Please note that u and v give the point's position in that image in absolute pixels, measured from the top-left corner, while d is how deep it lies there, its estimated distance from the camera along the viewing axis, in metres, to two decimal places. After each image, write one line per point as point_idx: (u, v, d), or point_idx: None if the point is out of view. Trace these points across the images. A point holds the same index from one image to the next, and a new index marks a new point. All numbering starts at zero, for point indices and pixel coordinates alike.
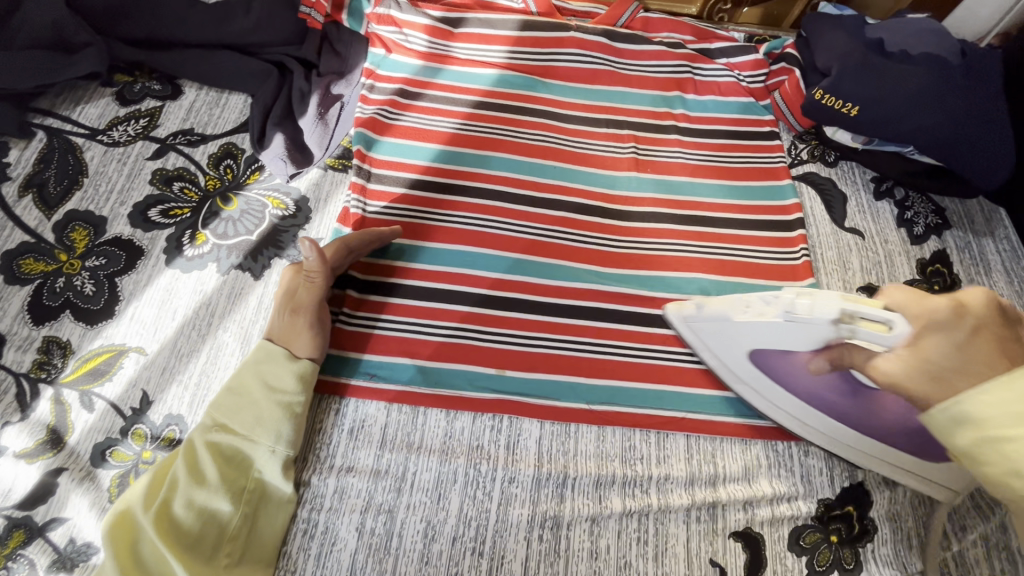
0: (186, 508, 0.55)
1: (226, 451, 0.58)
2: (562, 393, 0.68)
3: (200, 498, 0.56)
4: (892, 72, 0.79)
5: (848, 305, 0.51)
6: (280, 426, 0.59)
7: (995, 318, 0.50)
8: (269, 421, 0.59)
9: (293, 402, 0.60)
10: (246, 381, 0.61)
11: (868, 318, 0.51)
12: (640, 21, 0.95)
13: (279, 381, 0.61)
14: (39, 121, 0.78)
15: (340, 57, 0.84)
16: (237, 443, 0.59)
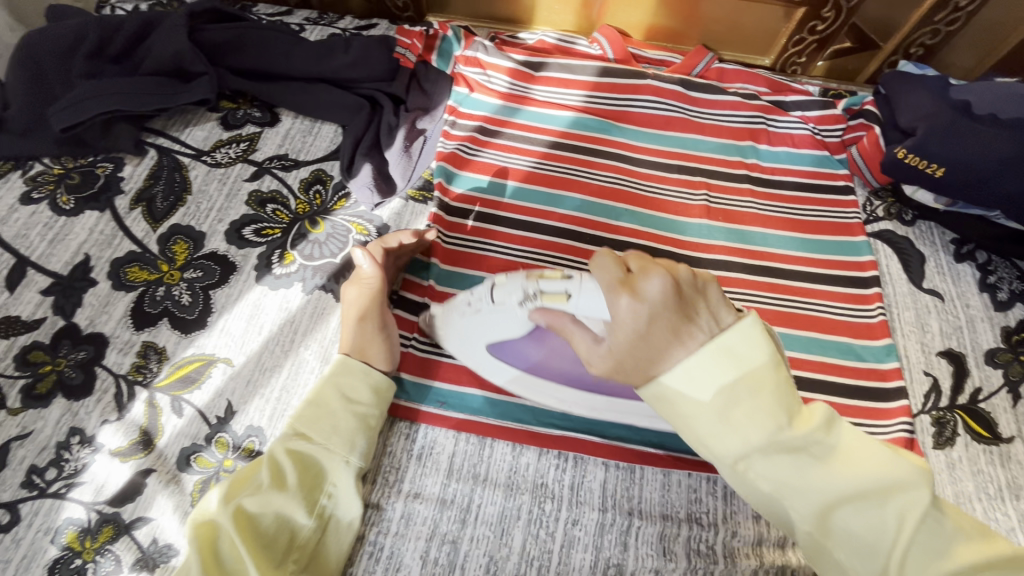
0: (264, 510, 0.55)
1: (305, 458, 0.59)
2: (628, 435, 0.67)
3: (280, 502, 0.56)
4: (981, 135, 0.78)
5: (530, 285, 0.51)
6: (358, 440, 0.61)
7: (670, 303, 0.45)
8: (348, 433, 0.61)
9: (368, 414, 0.62)
10: (324, 393, 0.63)
11: (548, 292, 0.50)
12: (715, 72, 0.98)
13: (355, 392, 0.63)
14: (151, 140, 0.84)
15: (426, 95, 0.89)
16: (317, 453, 0.60)
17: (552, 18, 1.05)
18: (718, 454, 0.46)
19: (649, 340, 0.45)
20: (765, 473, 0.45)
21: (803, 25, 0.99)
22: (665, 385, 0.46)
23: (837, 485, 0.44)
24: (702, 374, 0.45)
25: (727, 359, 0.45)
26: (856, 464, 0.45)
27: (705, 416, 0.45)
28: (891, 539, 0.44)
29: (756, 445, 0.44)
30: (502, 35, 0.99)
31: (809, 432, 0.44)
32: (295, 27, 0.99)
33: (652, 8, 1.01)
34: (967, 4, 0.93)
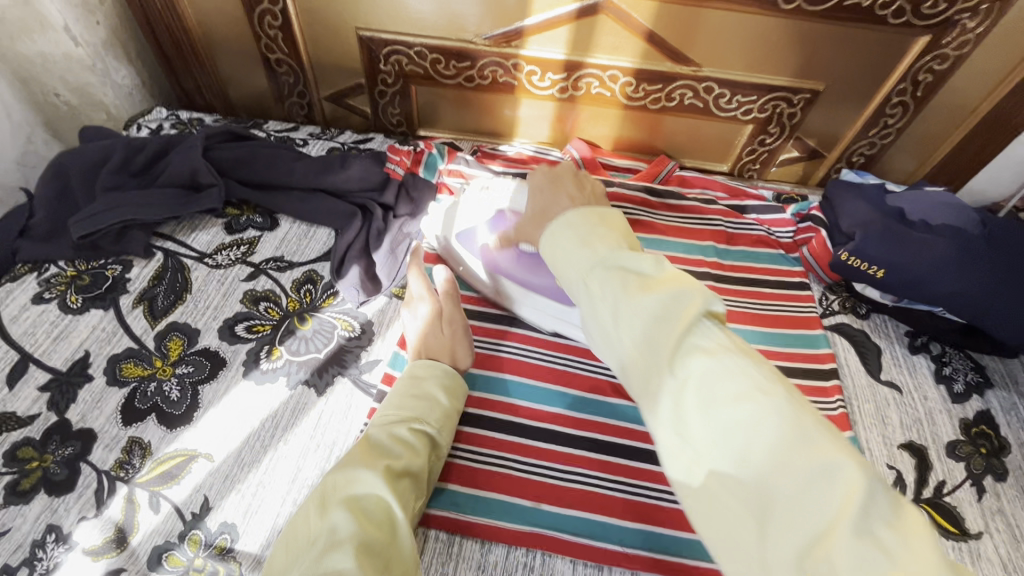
0: (400, 476, 0.59)
1: (394, 468, 0.59)
2: (596, 531, 0.69)
3: (377, 503, 0.54)
4: (915, 240, 0.85)
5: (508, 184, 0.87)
6: (439, 442, 0.67)
7: (568, 179, 0.66)
8: (422, 444, 0.64)
9: (456, 402, 0.71)
10: (426, 388, 0.69)
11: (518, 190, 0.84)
12: (676, 179, 1.09)
13: (452, 387, 0.71)
14: (159, 244, 0.92)
15: (413, 202, 0.97)
16: (402, 460, 0.61)
17: (530, 131, 1.17)
18: (576, 275, 0.52)
19: (547, 195, 0.65)
20: (601, 288, 0.49)
21: (753, 138, 1.12)
22: (555, 230, 0.57)
23: (644, 293, 0.46)
24: (580, 233, 0.55)
25: (596, 219, 0.56)
26: (670, 285, 0.46)
27: (574, 254, 0.53)
28: (673, 333, 0.44)
29: (599, 261, 0.51)
30: (483, 149, 1.11)
31: (631, 258, 0.50)
32: (300, 142, 1.11)
33: (618, 124, 1.14)
34: (895, 122, 1.06)
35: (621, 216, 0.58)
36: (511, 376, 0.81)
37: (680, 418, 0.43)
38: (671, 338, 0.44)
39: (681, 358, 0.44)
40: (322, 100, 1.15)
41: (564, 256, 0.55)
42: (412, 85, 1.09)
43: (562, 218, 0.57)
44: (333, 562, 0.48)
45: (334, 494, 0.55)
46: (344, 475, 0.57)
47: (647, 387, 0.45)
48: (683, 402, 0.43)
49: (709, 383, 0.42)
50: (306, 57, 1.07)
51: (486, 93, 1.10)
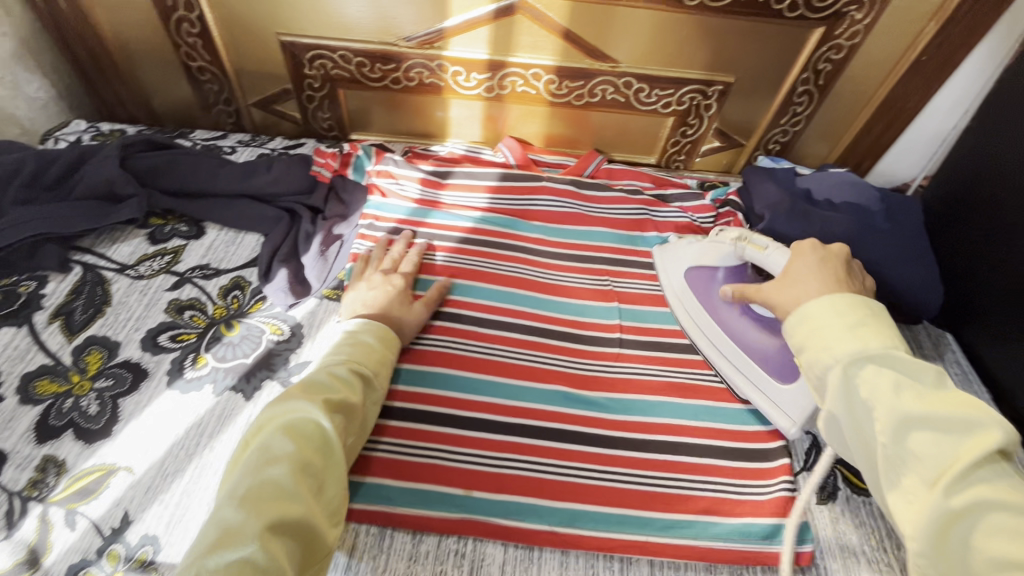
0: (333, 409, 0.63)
1: (332, 401, 0.64)
2: (526, 513, 0.70)
3: (311, 429, 0.59)
4: (818, 217, 0.91)
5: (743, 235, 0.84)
6: (375, 381, 0.72)
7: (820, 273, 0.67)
8: (358, 382, 0.69)
9: (389, 346, 0.76)
10: (363, 338, 0.74)
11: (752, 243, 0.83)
12: (604, 171, 1.13)
13: (386, 336, 0.76)
14: (77, 257, 0.89)
15: (343, 204, 0.98)
16: (339, 394, 0.65)
17: (462, 131, 1.19)
18: (831, 355, 0.53)
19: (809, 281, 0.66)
20: (867, 389, 0.50)
21: (676, 130, 1.17)
22: (807, 310, 0.57)
23: (925, 408, 0.47)
24: (833, 313, 0.55)
25: (853, 310, 0.55)
26: (960, 407, 0.47)
27: (830, 334, 0.54)
28: (952, 456, 0.45)
29: (868, 353, 0.51)
30: (415, 149, 1.12)
31: (917, 366, 0.50)
32: (227, 149, 1.10)
33: (547, 121, 1.17)
34: (803, 109, 1.12)
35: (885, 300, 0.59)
36: (443, 369, 0.82)
37: (942, 543, 0.44)
38: (951, 461, 0.45)
39: (960, 486, 0.44)
40: (250, 108, 1.15)
41: (824, 330, 0.55)
42: (339, 89, 1.10)
43: (819, 297, 0.57)
44: (269, 475, 0.54)
45: (272, 422, 0.60)
46: (281, 407, 0.62)
47: (903, 501, 0.47)
48: (948, 530, 0.44)
49: (989, 520, 0.42)
50: (228, 64, 1.06)
51: (415, 95, 1.11)
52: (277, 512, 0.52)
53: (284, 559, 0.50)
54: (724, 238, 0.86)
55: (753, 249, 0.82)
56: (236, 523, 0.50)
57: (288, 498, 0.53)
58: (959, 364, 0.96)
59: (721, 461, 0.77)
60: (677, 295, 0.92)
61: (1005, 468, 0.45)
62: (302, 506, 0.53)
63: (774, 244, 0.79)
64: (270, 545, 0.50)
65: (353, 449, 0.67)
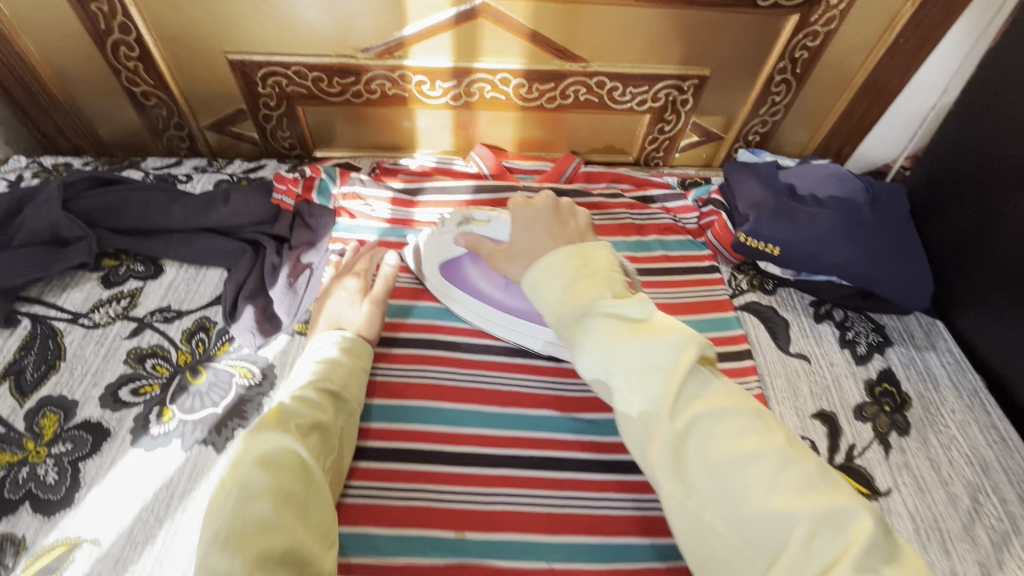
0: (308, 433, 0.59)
1: (303, 425, 0.59)
2: (524, 553, 0.67)
3: (289, 456, 0.54)
4: (803, 216, 0.89)
5: (465, 214, 0.80)
6: (345, 398, 0.68)
7: (548, 214, 0.67)
8: (326, 400, 0.65)
9: (362, 360, 0.73)
10: (335, 351, 0.71)
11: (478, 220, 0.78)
12: (582, 175, 1.09)
13: (359, 347, 0.74)
14: (26, 309, 0.83)
15: (311, 230, 0.93)
16: (309, 417, 0.61)
17: (432, 141, 1.14)
18: (566, 321, 0.54)
19: (531, 235, 0.65)
20: (596, 352, 0.52)
21: (653, 127, 1.13)
22: (533, 279, 0.58)
23: (634, 343, 0.50)
24: (558, 268, 0.57)
25: (580, 262, 0.57)
26: (660, 333, 0.51)
27: (562, 296, 0.55)
28: (671, 383, 0.48)
29: (582, 310, 0.53)
30: (383, 165, 1.06)
31: (622, 306, 0.52)
32: (183, 177, 1.03)
33: (519, 125, 1.12)
34: (781, 99, 1.09)
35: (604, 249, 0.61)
36: (427, 403, 0.78)
37: (679, 463, 0.47)
38: (672, 386, 0.48)
39: (683, 406, 0.48)
40: (205, 131, 1.08)
41: (552, 301, 0.56)
42: (298, 106, 1.04)
43: (545, 258, 0.58)
44: (252, 511, 0.48)
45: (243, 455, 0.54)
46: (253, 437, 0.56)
47: (645, 438, 0.49)
48: (684, 449, 0.47)
49: (712, 428, 0.47)
50: (176, 87, 0.99)
51: (379, 108, 1.05)
52: (266, 548, 0.45)
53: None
54: (448, 225, 0.81)
55: (478, 225, 0.77)
56: (224, 567, 0.43)
57: (276, 532, 0.47)
58: (952, 352, 0.93)
59: None
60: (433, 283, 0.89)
61: (709, 376, 0.50)
62: (293, 537, 0.48)
63: (494, 214, 0.76)
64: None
65: (332, 475, 0.63)
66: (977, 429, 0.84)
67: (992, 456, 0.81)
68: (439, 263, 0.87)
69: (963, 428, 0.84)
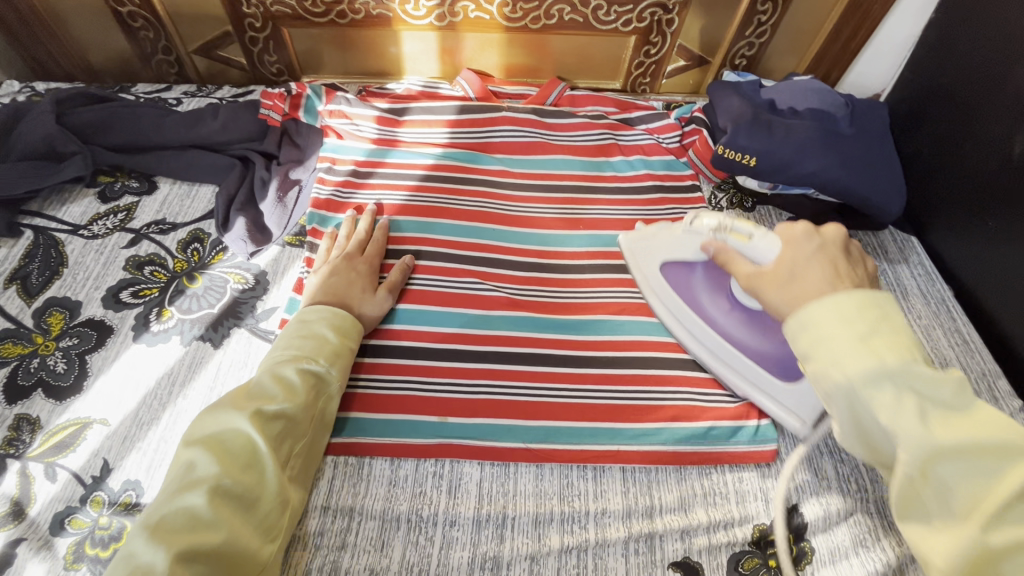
0: (277, 417, 0.60)
1: (268, 411, 0.59)
2: (500, 434, 0.72)
3: (240, 445, 0.56)
4: (780, 127, 0.90)
5: (723, 220, 0.69)
6: (327, 379, 0.67)
7: (839, 246, 0.60)
8: (307, 382, 0.64)
9: (350, 340, 0.71)
10: (315, 327, 0.69)
11: (735, 230, 0.68)
12: (567, 99, 1.09)
13: (343, 324, 0.71)
14: (27, 221, 0.87)
15: (299, 149, 0.96)
16: (277, 401, 0.61)
17: (418, 67, 1.15)
18: (842, 374, 0.48)
19: (816, 266, 0.57)
20: (886, 407, 0.46)
21: (638, 50, 1.12)
22: (807, 313, 0.51)
23: (949, 438, 0.44)
24: (829, 322, 0.50)
25: (872, 311, 0.49)
26: (989, 432, 0.44)
27: (847, 345, 0.48)
28: (992, 489, 0.42)
29: (886, 371, 0.46)
30: (370, 88, 1.07)
31: (935, 384, 0.46)
32: (172, 101, 1.05)
33: (505, 49, 1.12)
34: (768, 19, 1.08)
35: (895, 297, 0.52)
36: (411, 306, 0.81)
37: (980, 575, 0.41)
38: (993, 493, 0.42)
39: (998, 524, 0.42)
40: (192, 55, 1.09)
41: (824, 348, 0.49)
42: (283, 29, 1.04)
43: (834, 295, 0.51)
44: (187, 501, 0.51)
45: (203, 435, 0.57)
46: (215, 417, 0.59)
47: (935, 542, 0.44)
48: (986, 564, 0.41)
49: None
50: (161, 7, 1.00)
51: (363, 30, 1.05)
52: (194, 541, 0.49)
53: None
54: (701, 227, 0.72)
55: (737, 239, 0.67)
56: (146, 557, 0.47)
57: (209, 527, 0.50)
58: (924, 265, 0.95)
59: (692, 372, 0.79)
60: (643, 277, 0.84)
61: None
62: (225, 533, 0.51)
63: (761, 230, 0.65)
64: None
65: (303, 454, 0.64)
66: (941, 334, 0.87)
67: (952, 355, 0.84)
68: (660, 261, 0.83)
69: (927, 332, 0.87)
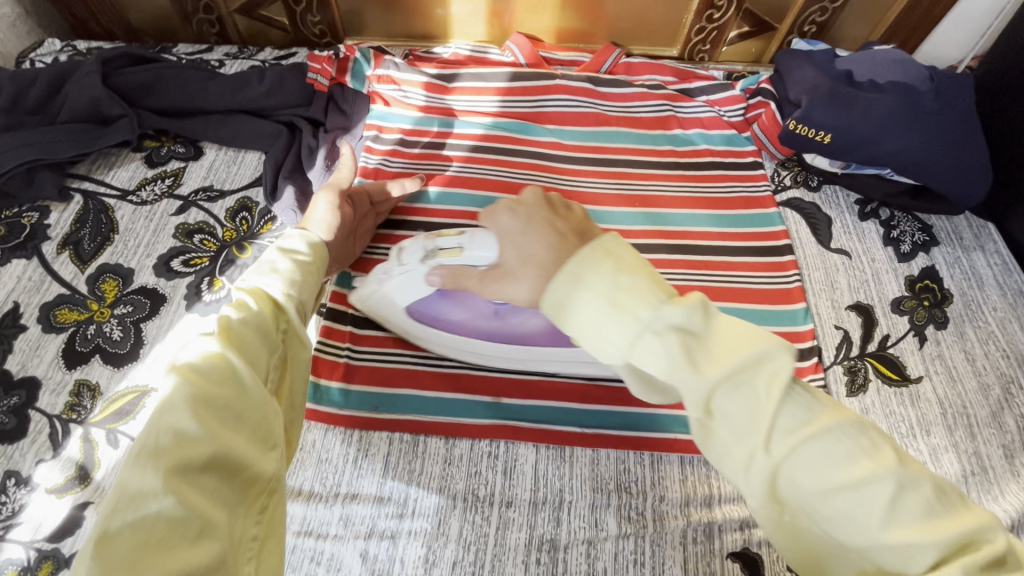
0: (242, 326, 0.48)
1: (234, 320, 0.48)
2: (556, 418, 0.72)
3: (212, 360, 0.44)
4: (860, 101, 0.85)
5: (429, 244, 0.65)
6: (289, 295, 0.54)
7: (542, 208, 0.53)
8: (261, 294, 0.52)
9: (306, 259, 0.59)
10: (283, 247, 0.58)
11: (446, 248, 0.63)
12: (623, 66, 1.03)
13: (290, 241, 0.61)
14: (76, 185, 0.86)
15: (345, 115, 0.92)
16: (244, 314, 0.49)
17: (465, 30, 1.09)
18: (614, 347, 0.42)
19: (529, 239, 0.51)
20: (654, 357, 0.41)
21: (701, 14, 1.05)
22: (557, 290, 0.44)
23: (715, 369, 0.40)
24: (589, 307, 0.43)
25: (609, 260, 0.43)
26: (739, 349, 0.40)
27: (601, 318, 0.42)
28: (763, 410, 0.39)
29: (643, 327, 0.40)
30: (416, 52, 1.02)
31: (679, 314, 0.41)
32: (215, 63, 1.02)
33: (558, 13, 1.06)
34: None
35: (620, 239, 0.46)
36: None
37: (773, 492, 0.39)
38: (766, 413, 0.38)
39: (779, 436, 0.39)
40: (234, 15, 1.05)
41: (580, 318, 0.43)
42: None
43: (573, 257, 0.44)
44: (170, 424, 0.39)
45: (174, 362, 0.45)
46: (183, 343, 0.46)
47: (732, 459, 0.40)
48: (778, 483, 0.39)
49: (815, 452, 0.38)
50: None
51: None
52: (183, 459, 0.38)
53: (203, 508, 0.38)
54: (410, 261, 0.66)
55: (451, 255, 0.62)
56: (135, 484, 0.36)
57: (202, 442, 0.39)
58: (1000, 254, 0.90)
59: None
60: (403, 327, 0.75)
61: (804, 391, 0.40)
62: (221, 446, 0.40)
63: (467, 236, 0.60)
64: (188, 498, 0.37)
65: (283, 373, 0.52)
66: (1018, 327, 0.82)
67: None
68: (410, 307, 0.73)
69: (1003, 325, 0.82)
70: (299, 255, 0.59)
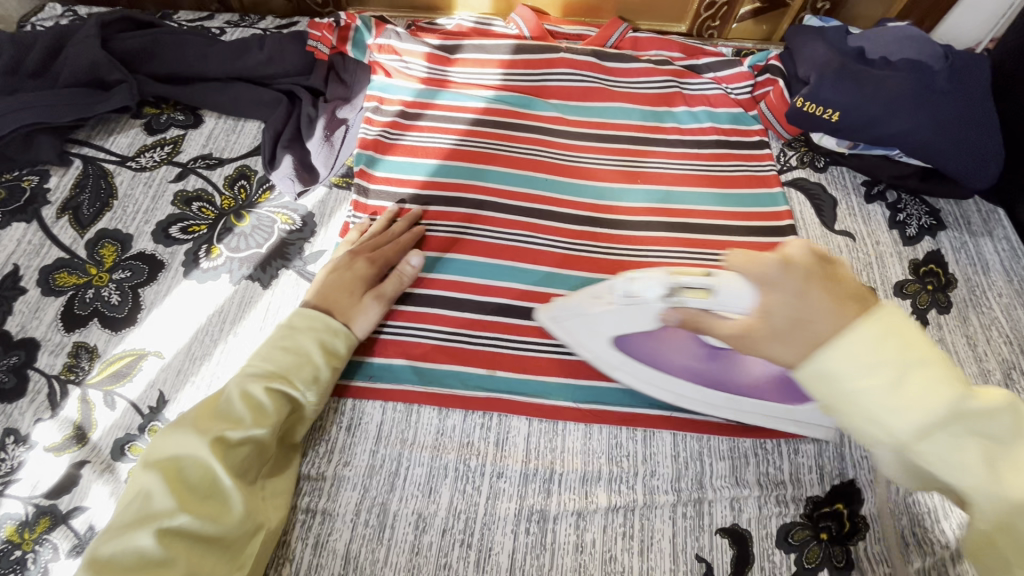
0: (241, 443, 0.57)
1: (232, 435, 0.57)
2: (550, 392, 0.71)
3: (201, 474, 0.55)
4: (870, 79, 0.83)
5: (672, 279, 0.51)
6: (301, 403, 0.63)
7: (812, 264, 0.46)
8: (278, 404, 0.61)
9: (337, 362, 0.66)
10: (299, 341, 0.65)
11: (689, 285, 0.50)
12: (629, 41, 1.01)
13: (326, 343, 0.65)
14: (76, 151, 0.86)
15: (345, 85, 0.91)
16: (244, 423, 0.58)
17: (470, 2, 1.07)
18: (783, 348, 0.45)
19: (826, 304, 0.44)
20: (801, 347, 0.45)
21: None
22: (822, 363, 0.43)
23: (842, 348, 0.43)
24: (852, 361, 0.42)
25: (821, 276, 0.45)
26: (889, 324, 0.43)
27: (823, 342, 0.44)
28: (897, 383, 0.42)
29: (841, 326, 0.43)
30: (419, 23, 1.01)
31: (798, 295, 0.44)
32: (215, 30, 1.00)
33: None
34: None
35: (809, 250, 0.47)
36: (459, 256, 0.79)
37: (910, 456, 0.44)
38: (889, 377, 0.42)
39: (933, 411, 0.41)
40: None
41: (827, 358, 0.43)
42: None
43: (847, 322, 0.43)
44: (138, 541, 0.50)
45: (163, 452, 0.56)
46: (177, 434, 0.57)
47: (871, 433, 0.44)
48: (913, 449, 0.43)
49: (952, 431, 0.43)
50: None
51: None
52: None
53: None
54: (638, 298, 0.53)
55: (698, 297, 0.50)
56: None
57: (160, 565, 0.50)
58: (1009, 240, 0.88)
59: None
60: (594, 354, 0.67)
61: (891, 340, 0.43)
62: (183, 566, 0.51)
63: (716, 276, 0.49)
64: None
65: (269, 477, 0.61)
66: (1023, 314, 0.81)
67: None
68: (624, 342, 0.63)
69: (1007, 311, 0.81)
70: (329, 350, 0.66)
